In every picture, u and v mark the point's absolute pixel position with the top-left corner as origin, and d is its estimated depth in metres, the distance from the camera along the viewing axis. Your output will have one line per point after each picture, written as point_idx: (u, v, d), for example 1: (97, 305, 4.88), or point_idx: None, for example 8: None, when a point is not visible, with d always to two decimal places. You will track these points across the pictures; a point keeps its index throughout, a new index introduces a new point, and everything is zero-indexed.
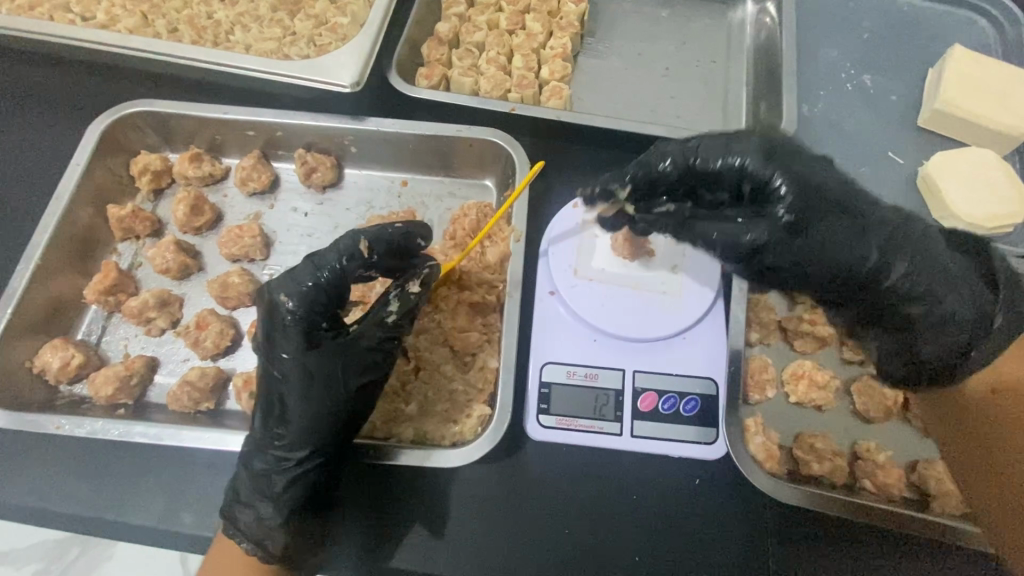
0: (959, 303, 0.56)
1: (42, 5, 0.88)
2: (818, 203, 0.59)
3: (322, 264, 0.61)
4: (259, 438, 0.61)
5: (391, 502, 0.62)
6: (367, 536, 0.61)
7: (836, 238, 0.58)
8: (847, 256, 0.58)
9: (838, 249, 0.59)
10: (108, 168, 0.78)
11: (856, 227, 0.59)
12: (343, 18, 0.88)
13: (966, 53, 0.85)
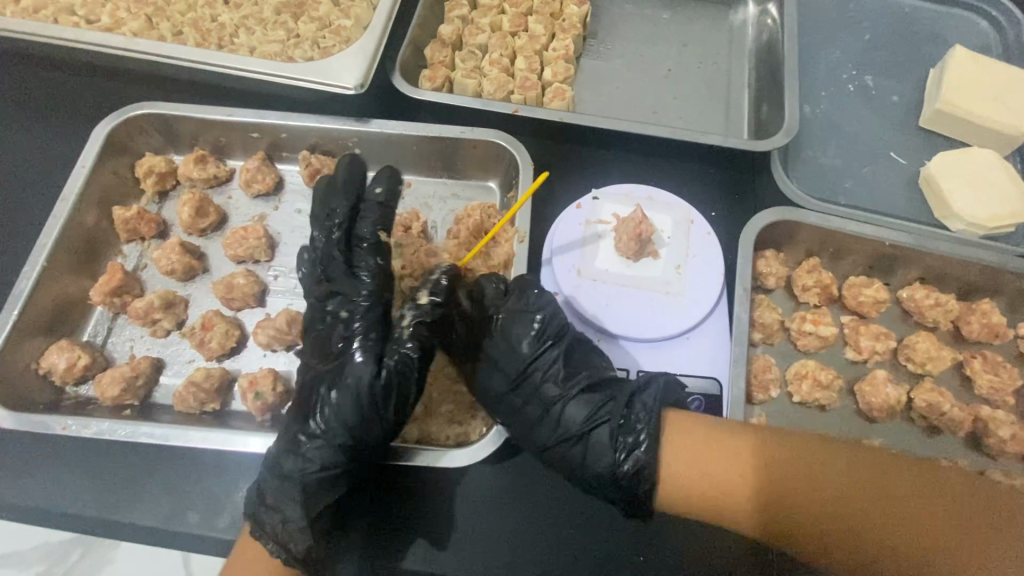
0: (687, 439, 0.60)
1: (47, 8, 0.89)
2: (586, 394, 0.63)
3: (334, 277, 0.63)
4: (295, 439, 0.59)
5: (400, 500, 0.63)
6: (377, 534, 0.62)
7: (569, 412, 0.62)
8: (564, 434, 0.62)
9: (576, 435, 0.61)
10: (113, 170, 0.78)
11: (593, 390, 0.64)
12: (347, 21, 0.88)
13: (967, 54, 0.86)
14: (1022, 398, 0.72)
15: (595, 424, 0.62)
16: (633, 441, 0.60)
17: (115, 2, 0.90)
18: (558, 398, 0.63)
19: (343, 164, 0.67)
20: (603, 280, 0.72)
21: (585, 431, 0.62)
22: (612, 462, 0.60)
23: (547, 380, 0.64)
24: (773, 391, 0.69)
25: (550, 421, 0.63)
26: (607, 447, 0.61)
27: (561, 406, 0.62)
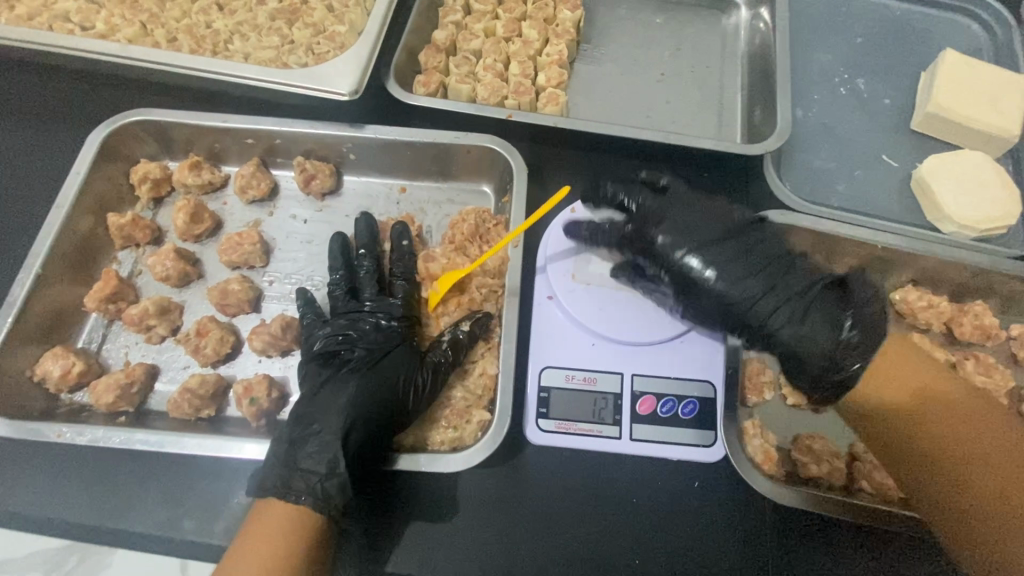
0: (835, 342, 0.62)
1: (42, 15, 0.89)
2: (771, 265, 0.66)
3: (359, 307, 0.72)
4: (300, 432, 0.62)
5: (394, 505, 0.63)
6: (370, 540, 0.61)
7: (750, 250, 0.67)
8: (760, 310, 0.65)
9: (755, 305, 0.64)
10: (108, 176, 0.78)
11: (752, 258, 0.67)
12: (341, 27, 0.89)
13: (958, 57, 0.86)
14: (1015, 399, 0.73)
15: (778, 279, 0.65)
16: (814, 322, 0.63)
17: (110, 9, 0.91)
18: (753, 263, 0.66)
19: (361, 222, 0.76)
20: (597, 285, 0.72)
21: (759, 282, 0.65)
22: (820, 341, 0.62)
23: (709, 236, 0.67)
24: (767, 394, 0.70)
25: (737, 252, 0.66)
26: (812, 327, 0.63)
27: (769, 295, 0.65)
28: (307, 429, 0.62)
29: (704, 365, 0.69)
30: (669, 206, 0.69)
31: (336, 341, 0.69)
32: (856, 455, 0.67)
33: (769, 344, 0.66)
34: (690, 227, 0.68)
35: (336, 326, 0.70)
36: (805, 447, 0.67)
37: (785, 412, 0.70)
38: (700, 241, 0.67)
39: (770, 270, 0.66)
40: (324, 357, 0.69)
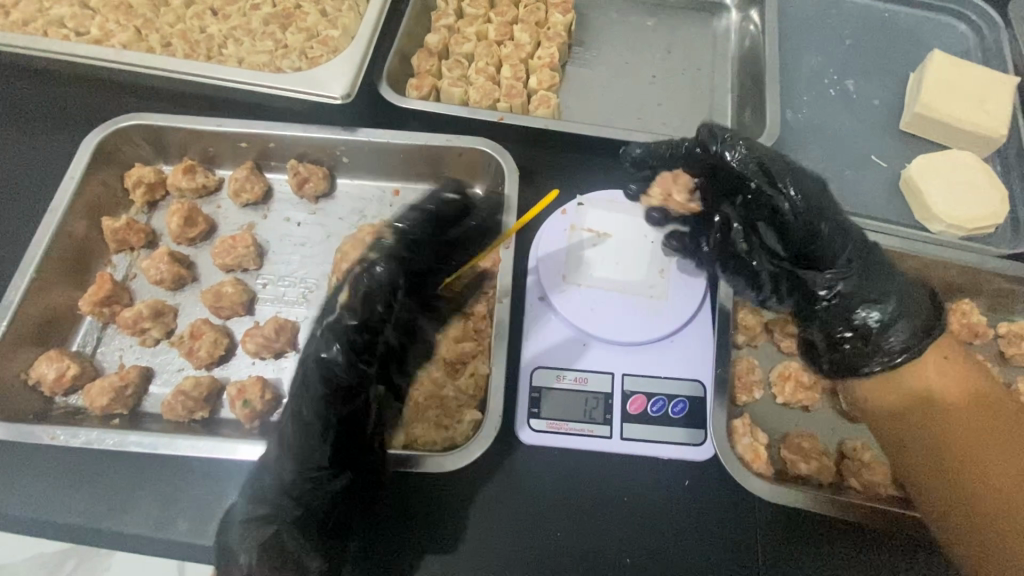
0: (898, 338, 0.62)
1: (37, 21, 0.90)
2: (861, 250, 0.63)
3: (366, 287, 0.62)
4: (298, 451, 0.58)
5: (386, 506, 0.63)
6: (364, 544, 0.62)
7: (836, 233, 0.62)
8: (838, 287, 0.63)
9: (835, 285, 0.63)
10: (103, 181, 0.79)
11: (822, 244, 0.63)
12: (334, 32, 0.90)
13: (946, 58, 0.87)
14: (1003, 396, 0.73)
15: (868, 263, 0.63)
16: (895, 315, 0.62)
17: (105, 15, 0.91)
18: (856, 246, 0.63)
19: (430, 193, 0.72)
20: (587, 285, 0.72)
21: (856, 270, 0.63)
22: (894, 338, 0.62)
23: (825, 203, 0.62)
24: (757, 393, 0.70)
25: (836, 226, 0.62)
26: (891, 322, 0.62)
27: (835, 271, 0.63)
28: (310, 428, 0.58)
29: (694, 365, 0.70)
30: (801, 176, 0.62)
31: (371, 322, 0.62)
32: (845, 453, 0.68)
33: (831, 315, 0.65)
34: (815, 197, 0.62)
35: (382, 301, 0.63)
36: (795, 445, 0.67)
37: (775, 411, 0.71)
38: (818, 215, 0.62)
39: (856, 251, 0.63)
40: (354, 343, 0.61)
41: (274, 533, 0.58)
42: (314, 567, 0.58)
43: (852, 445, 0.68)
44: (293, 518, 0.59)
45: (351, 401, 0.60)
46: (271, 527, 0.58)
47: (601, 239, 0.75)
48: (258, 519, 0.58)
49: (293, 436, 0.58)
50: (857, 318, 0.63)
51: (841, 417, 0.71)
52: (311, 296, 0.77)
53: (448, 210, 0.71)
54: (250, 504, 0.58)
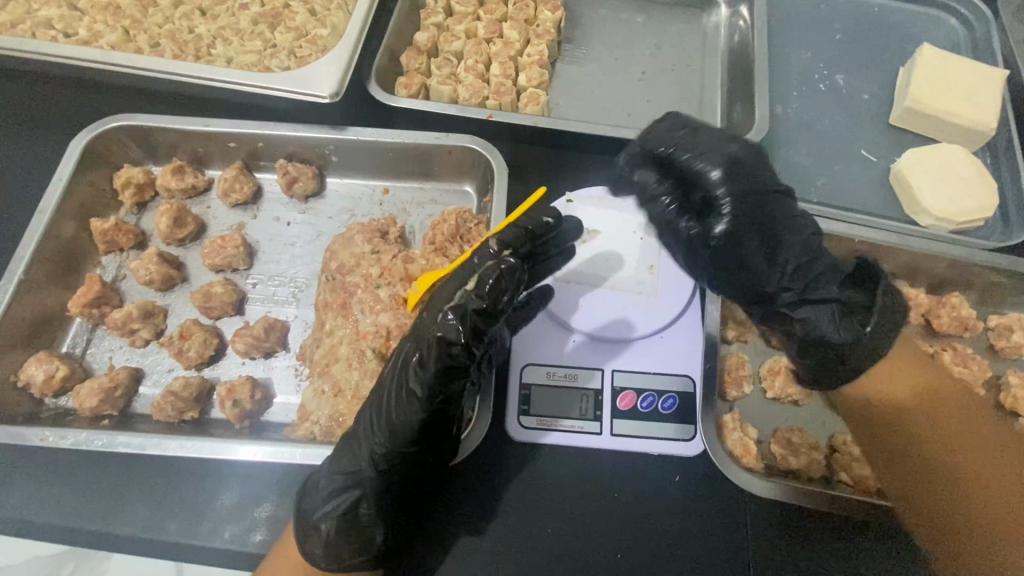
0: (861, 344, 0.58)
1: (25, 22, 0.89)
2: (805, 244, 0.59)
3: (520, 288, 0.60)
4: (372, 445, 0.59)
5: (444, 490, 0.64)
6: (417, 529, 0.62)
7: (788, 228, 0.58)
8: (789, 282, 0.58)
9: (784, 279, 0.58)
10: (91, 182, 0.79)
11: (784, 238, 0.58)
12: (323, 31, 0.90)
13: (935, 52, 0.87)
14: (992, 389, 0.74)
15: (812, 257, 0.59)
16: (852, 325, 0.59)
17: (93, 16, 0.91)
18: (797, 239, 0.58)
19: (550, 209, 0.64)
20: (577, 282, 0.72)
21: (800, 268, 0.58)
22: (845, 335, 0.59)
23: (762, 191, 0.57)
24: (746, 387, 0.70)
25: (782, 220, 0.58)
26: (842, 329, 0.59)
27: (785, 270, 0.58)
28: (416, 403, 0.57)
29: (683, 360, 0.70)
30: (730, 152, 0.58)
31: (493, 310, 0.57)
32: (835, 447, 0.68)
33: (784, 313, 0.60)
34: (750, 188, 0.57)
35: (509, 291, 0.57)
36: (784, 439, 0.67)
37: (765, 405, 0.71)
38: (755, 214, 0.56)
39: (807, 245, 0.59)
40: (478, 329, 0.56)
41: (352, 503, 0.58)
42: (379, 539, 0.59)
43: (841, 439, 0.68)
44: (373, 490, 0.59)
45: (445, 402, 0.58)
46: (350, 496, 0.58)
47: (590, 235, 0.75)
48: (332, 491, 0.58)
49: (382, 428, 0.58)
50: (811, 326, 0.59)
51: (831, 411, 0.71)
52: (301, 295, 0.77)
53: (549, 231, 0.62)
54: (330, 477, 0.59)
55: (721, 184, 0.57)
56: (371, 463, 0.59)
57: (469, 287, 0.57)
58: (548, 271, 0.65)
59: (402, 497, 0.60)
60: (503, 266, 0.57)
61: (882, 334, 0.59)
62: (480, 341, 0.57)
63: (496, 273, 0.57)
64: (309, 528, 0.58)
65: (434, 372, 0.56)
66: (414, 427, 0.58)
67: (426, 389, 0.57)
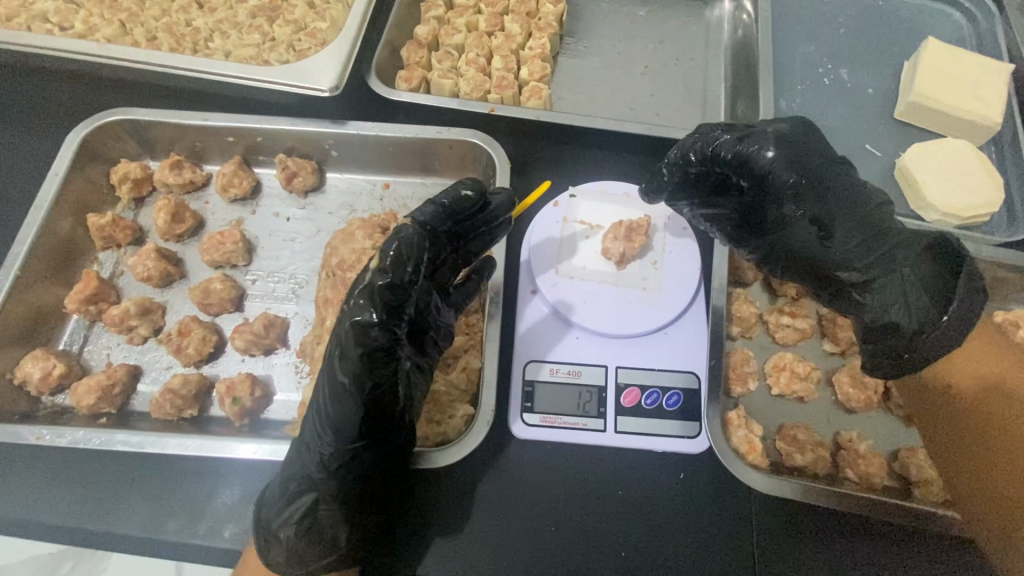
0: (931, 325, 0.54)
1: (19, 15, 0.88)
2: (870, 223, 0.61)
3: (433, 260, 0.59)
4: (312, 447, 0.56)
5: (414, 484, 0.63)
6: (388, 523, 0.61)
7: (840, 204, 0.61)
8: (845, 261, 0.61)
9: (841, 256, 0.61)
10: (87, 177, 0.78)
11: (846, 218, 0.61)
12: (322, 24, 0.88)
13: (940, 45, 0.86)
14: None
15: (880, 234, 0.60)
16: (913, 302, 0.56)
17: (89, 9, 0.90)
18: (857, 219, 0.61)
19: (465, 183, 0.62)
20: (579, 278, 0.72)
21: (861, 246, 0.60)
22: (913, 310, 0.56)
23: (818, 169, 0.62)
24: (751, 384, 0.69)
25: (835, 198, 0.61)
26: (910, 303, 0.56)
27: (847, 246, 0.61)
28: (345, 399, 0.54)
29: (687, 356, 0.69)
30: (783, 138, 0.62)
31: (400, 282, 0.54)
32: (841, 444, 0.67)
33: (851, 293, 0.62)
34: (800, 165, 0.61)
35: (413, 261, 0.55)
36: (790, 436, 0.66)
37: (770, 402, 0.70)
38: (801, 188, 0.61)
39: (874, 223, 0.61)
40: (390, 305, 0.54)
41: (308, 508, 0.57)
42: (343, 538, 0.58)
43: (847, 436, 0.67)
44: (329, 492, 0.56)
45: (375, 391, 0.55)
46: (306, 501, 0.57)
47: (593, 231, 0.75)
48: (288, 498, 0.57)
49: (313, 428, 0.55)
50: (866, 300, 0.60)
51: (837, 408, 0.70)
52: (300, 292, 0.76)
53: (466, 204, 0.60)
54: (283, 485, 0.57)
55: (771, 163, 0.61)
56: (320, 467, 0.56)
57: (374, 264, 0.55)
58: (481, 244, 0.65)
59: (363, 497, 0.58)
60: (404, 236, 0.55)
61: (961, 310, 0.53)
62: (399, 319, 0.55)
63: (396, 244, 0.55)
64: (271, 536, 0.57)
65: (355, 361, 0.53)
66: (354, 425, 0.54)
67: (351, 377, 0.53)
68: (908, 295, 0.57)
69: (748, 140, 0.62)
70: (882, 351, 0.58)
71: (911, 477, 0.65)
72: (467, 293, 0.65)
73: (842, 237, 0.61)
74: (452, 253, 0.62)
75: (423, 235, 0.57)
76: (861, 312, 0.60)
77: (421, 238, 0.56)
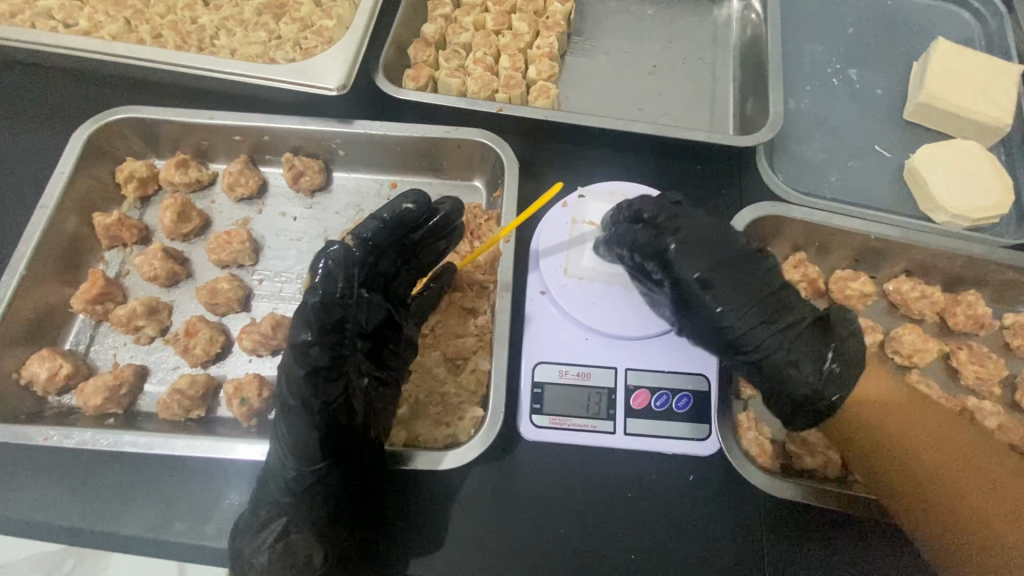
0: (837, 382, 0.59)
1: (23, 11, 0.87)
2: (767, 302, 0.60)
3: (375, 271, 0.62)
4: (276, 470, 0.58)
5: (396, 496, 0.62)
6: (370, 538, 0.61)
7: (711, 279, 0.60)
8: (747, 341, 0.60)
9: (741, 335, 0.59)
10: (93, 176, 0.77)
11: (726, 287, 0.60)
12: (329, 22, 0.88)
13: (949, 46, 0.86)
14: (1008, 388, 0.72)
15: (773, 312, 0.60)
16: (800, 361, 0.60)
17: (94, 6, 0.89)
18: (755, 299, 0.60)
19: (407, 192, 0.63)
20: (589, 279, 0.71)
21: (752, 312, 0.60)
22: (807, 384, 0.60)
23: (721, 257, 0.61)
24: (762, 387, 0.69)
25: (734, 282, 0.60)
26: (807, 364, 0.60)
27: (734, 317, 0.59)
28: (299, 422, 0.55)
29: (698, 358, 0.69)
30: (690, 227, 0.62)
31: (333, 297, 0.55)
32: None
33: (766, 370, 0.61)
34: (704, 254, 0.61)
35: (344, 275, 0.56)
36: (798, 439, 0.67)
37: None
38: (710, 268, 0.60)
39: (769, 300, 0.61)
40: (325, 323, 0.55)
41: (280, 532, 0.56)
42: (320, 561, 0.56)
43: None
44: (299, 516, 0.57)
45: (330, 409, 0.56)
46: (278, 524, 0.57)
47: None
48: (260, 524, 0.57)
49: (273, 450, 0.58)
50: (787, 371, 0.60)
51: None
52: None
53: (410, 216, 0.62)
54: (255, 510, 0.58)
55: (677, 255, 0.60)
56: (286, 491, 0.58)
57: (307, 283, 0.56)
58: (431, 254, 0.68)
59: (335, 515, 0.59)
60: (332, 251, 0.56)
61: (845, 367, 0.59)
62: (339, 334, 0.56)
63: (324, 260, 0.56)
64: (247, 565, 0.56)
65: (300, 382, 0.55)
66: (315, 444, 0.56)
67: (300, 399, 0.55)
68: (802, 357, 0.60)
69: (667, 231, 0.62)
70: (792, 412, 0.61)
71: None
72: (425, 305, 0.69)
73: (735, 310, 0.59)
74: (402, 263, 0.65)
75: (359, 250, 0.59)
76: (789, 389, 0.60)
77: (357, 253, 0.59)
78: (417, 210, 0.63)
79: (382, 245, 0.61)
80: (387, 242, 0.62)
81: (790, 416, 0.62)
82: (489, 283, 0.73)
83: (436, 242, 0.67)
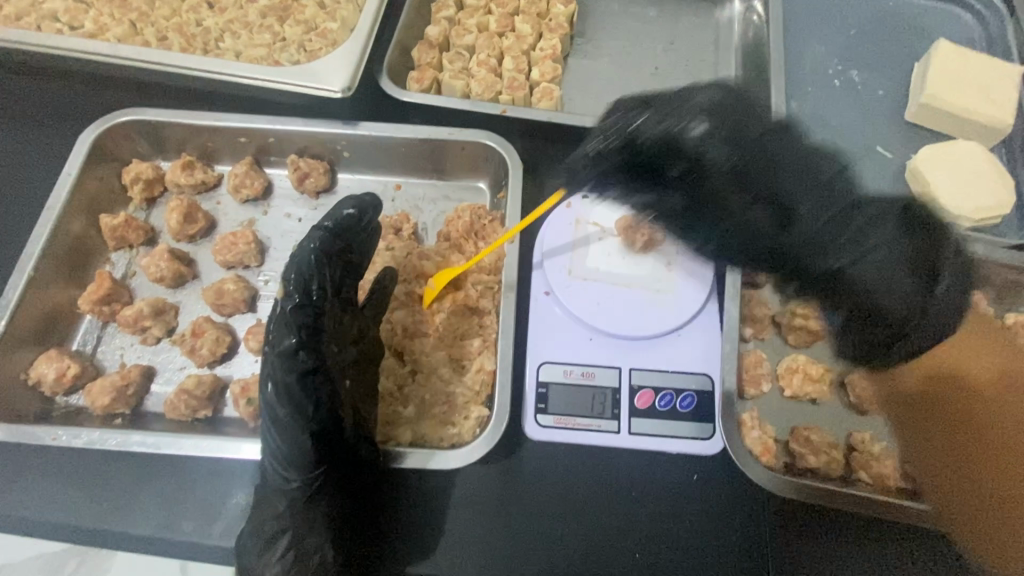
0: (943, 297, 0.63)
1: (29, 15, 0.88)
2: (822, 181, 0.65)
3: (350, 273, 0.64)
4: (273, 480, 0.59)
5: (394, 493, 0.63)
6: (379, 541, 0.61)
7: (729, 149, 0.65)
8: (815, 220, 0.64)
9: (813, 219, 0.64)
10: (99, 177, 0.78)
11: (755, 169, 0.65)
12: (333, 24, 0.88)
13: (950, 46, 0.86)
14: None
15: (812, 172, 0.66)
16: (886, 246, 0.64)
17: (99, 9, 0.90)
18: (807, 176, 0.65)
19: (351, 200, 0.67)
20: (593, 280, 0.72)
21: (826, 215, 0.65)
22: (900, 296, 0.63)
23: (733, 145, 0.65)
24: (765, 386, 0.69)
25: (790, 172, 0.66)
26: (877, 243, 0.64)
27: (818, 212, 0.64)
28: (293, 430, 0.57)
29: (700, 358, 0.69)
30: (699, 96, 0.66)
31: (309, 303, 0.59)
32: (853, 445, 0.67)
33: (840, 290, 0.65)
34: (733, 133, 0.65)
35: (319, 281, 0.60)
36: (803, 438, 0.66)
37: (782, 404, 0.70)
38: (736, 148, 0.65)
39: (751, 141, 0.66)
40: (307, 329, 0.58)
41: (289, 543, 0.58)
42: (332, 558, 0.58)
43: (859, 437, 0.67)
44: (306, 522, 0.58)
45: (319, 414, 0.59)
46: (286, 537, 0.58)
47: (605, 233, 0.75)
48: (266, 540, 0.58)
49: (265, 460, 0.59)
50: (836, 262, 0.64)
51: (851, 410, 0.70)
52: None
53: (357, 221, 0.65)
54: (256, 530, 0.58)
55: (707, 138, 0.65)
56: (290, 502, 0.58)
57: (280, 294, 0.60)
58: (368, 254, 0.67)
59: (343, 519, 0.60)
60: (301, 262, 0.60)
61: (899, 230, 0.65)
62: (319, 337, 0.59)
63: (293, 273, 0.60)
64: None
65: (290, 386, 0.57)
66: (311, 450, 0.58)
67: (292, 407, 0.57)
68: (852, 251, 0.64)
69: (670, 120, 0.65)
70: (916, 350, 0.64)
71: (925, 479, 0.65)
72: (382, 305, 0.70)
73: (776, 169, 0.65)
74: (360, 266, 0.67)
75: (320, 260, 0.61)
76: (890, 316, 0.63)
77: (322, 263, 0.61)
78: (364, 211, 0.66)
79: (340, 250, 0.63)
80: (342, 246, 0.63)
81: (871, 215, 0.65)
82: (495, 287, 0.73)
83: (374, 243, 0.68)
